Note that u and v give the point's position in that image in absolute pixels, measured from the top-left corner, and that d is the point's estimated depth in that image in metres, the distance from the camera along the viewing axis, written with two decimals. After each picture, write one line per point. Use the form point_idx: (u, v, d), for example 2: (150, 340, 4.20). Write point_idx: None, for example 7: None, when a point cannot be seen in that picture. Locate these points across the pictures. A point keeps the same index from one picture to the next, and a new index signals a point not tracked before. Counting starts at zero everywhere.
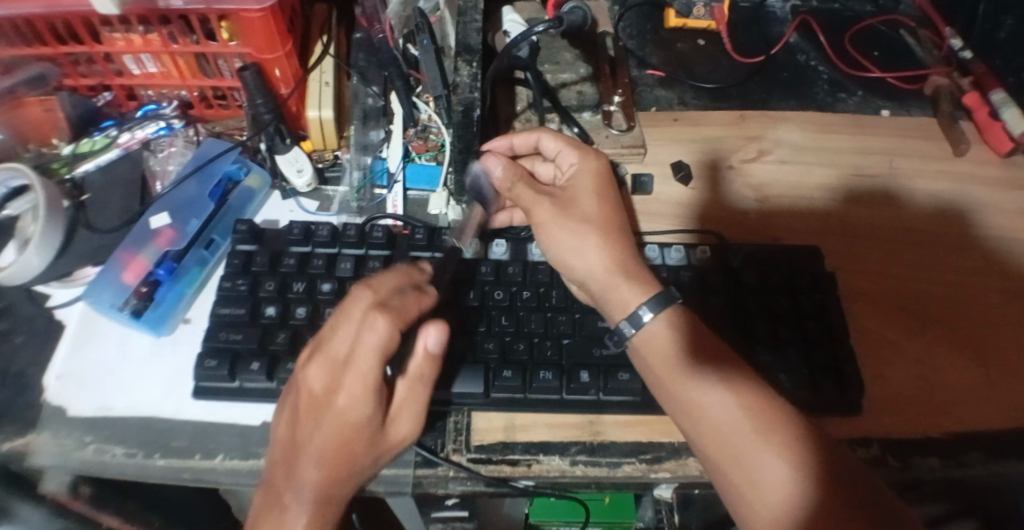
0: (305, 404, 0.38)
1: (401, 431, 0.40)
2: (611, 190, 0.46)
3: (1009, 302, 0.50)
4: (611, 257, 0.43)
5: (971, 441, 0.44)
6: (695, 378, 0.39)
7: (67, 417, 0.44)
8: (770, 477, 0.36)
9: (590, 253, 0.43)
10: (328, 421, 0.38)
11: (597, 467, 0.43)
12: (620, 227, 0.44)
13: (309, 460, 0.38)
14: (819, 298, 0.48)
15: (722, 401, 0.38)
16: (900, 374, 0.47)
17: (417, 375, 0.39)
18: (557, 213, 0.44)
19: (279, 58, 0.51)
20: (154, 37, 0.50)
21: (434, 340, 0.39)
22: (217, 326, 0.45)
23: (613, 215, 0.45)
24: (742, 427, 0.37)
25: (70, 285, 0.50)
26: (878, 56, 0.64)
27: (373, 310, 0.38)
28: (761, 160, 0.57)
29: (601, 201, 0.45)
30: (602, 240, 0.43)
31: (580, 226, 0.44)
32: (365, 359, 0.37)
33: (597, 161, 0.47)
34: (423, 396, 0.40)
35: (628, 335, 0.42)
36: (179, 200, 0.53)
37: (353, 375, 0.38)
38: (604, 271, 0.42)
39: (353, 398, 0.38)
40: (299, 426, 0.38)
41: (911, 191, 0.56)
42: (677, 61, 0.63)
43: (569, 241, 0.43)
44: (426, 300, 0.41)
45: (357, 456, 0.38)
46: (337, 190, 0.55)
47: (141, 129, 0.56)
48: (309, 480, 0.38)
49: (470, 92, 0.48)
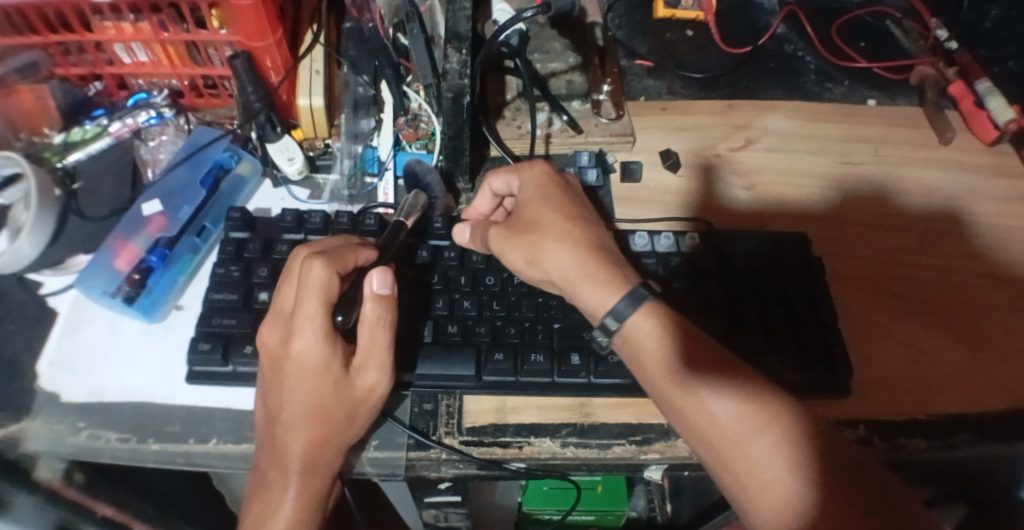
0: (270, 364, 0.41)
1: (368, 381, 0.40)
2: (563, 193, 0.45)
3: (995, 288, 0.51)
4: (570, 263, 0.42)
5: (958, 423, 0.45)
6: (688, 382, 0.38)
7: (60, 403, 0.45)
8: (768, 483, 0.35)
9: (548, 268, 0.43)
10: (299, 375, 0.40)
11: (587, 448, 0.43)
12: (578, 229, 0.43)
13: (293, 430, 0.40)
14: (807, 282, 0.49)
15: (717, 404, 0.37)
16: (889, 358, 0.48)
17: (372, 322, 0.40)
18: (504, 233, 0.44)
19: (269, 46, 0.52)
20: (144, 25, 0.50)
21: (380, 283, 0.40)
22: (210, 311, 0.45)
23: (567, 218, 0.44)
24: (740, 431, 0.37)
25: (63, 273, 0.50)
26: (864, 47, 0.65)
27: (311, 257, 0.40)
28: (748, 148, 0.57)
29: (547, 206, 0.44)
30: (558, 245, 0.42)
31: (534, 242, 0.43)
32: (309, 304, 0.39)
33: (534, 169, 0.46)
34: (384, 342, 0.40)
35: (604, 340, 0.42)
36: (170, 187, 0.53)
37: (303, 324, 0.39)
38: (566, 276, 0.42)
39: (307, 344, 0.39)
40: (278, 391, 0.40)
41: (897, 180, 0.56)
42: (666, 51, 0.64)
43: (523, 256, 0.43)
44: (365, 254, 0.43)
45: (331, 408, 0.40)
46: (328, 178, 0.55)
47: (132, 117, 0.55)
48: (297, 450, 0.40)
49: (460, 79, 0.47)
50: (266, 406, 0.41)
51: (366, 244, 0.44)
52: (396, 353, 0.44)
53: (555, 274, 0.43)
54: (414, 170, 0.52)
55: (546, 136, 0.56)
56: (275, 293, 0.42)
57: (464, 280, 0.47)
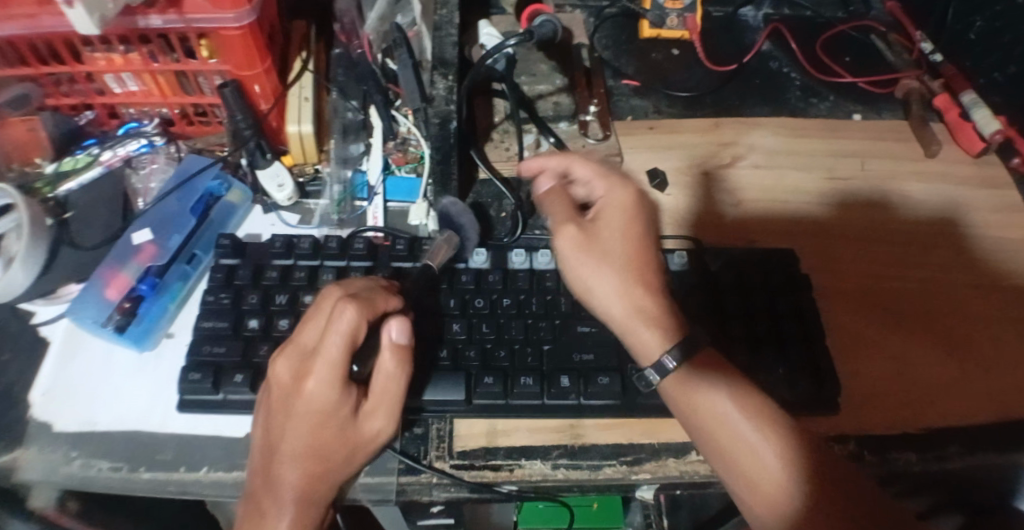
0: (278, 399, 0.40)
1: (375, 426, 0.41)
2: (644, 215, 0.43)
3: (982, 298, 0.51)
4: (637, 299, 0.40)
5: (949, 435, 0.45)
6: (696, 388, 0.39)
7: (52, 433, 0.44)
8: (777, 493, 0.35)
9: (611, 291, 0.41)
10: (306, 416, 0.39)
11: (579, 470, 0.43)
12: (652, 264, 0.42)
13: (286, 461, 0.39)
14: (794, 298, 0.49)
15: (733, 414, 0.37)
16: (877, 370, 0.48)
17: (388, 371, 0.40)
18: (584, 245, 0.42)
19: (258, 74, 0.52)
20: (134, 56, 0.51)
21: (398, 332, 0.40)
22: (201, 339, 0.45)
23: (638, 247, 0.42)
24: (756, 450, 0.37)
25: (55, 302, 0.50)
26: (849, 62, 0.66)
27: (345, 301, 0.40)
28: (735, 165, 0.58)
29: (632, 230, 0.42)
30: (633, 279, 0.41)
31: (606, 263, 0.41)
32: (333, 348, 0.39)
33: (631, 188, 0.44)
34: (398, 391, 0.41)
35: (655, 381, 0.40)
36: (161, 216, 0.54)
37: (320, 366, 0.39)
38: (626, 306, 0.40)
39: (322, 386, 0.39)
40: (277, 426, 0.40)
41: (884, 193, 0.57)
42: (652, 71, 0.64)
43: (593, 273, 0.41)
44: (392, 299, 0.42)
45: (331, 449, 0.40)
46: (317, 204, 0.56)
47: (122, 146, 0.57)
48: (290, 480, 0.39)
49: (447, 105, 0.48)
50: (262, 436, 0.41)
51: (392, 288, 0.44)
52: None
53: (617, 302, 0.41)
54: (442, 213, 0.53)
55: (533, 158, 0.57)
56: (296, 327, 0.42)
57: (453, 304, 0.47)
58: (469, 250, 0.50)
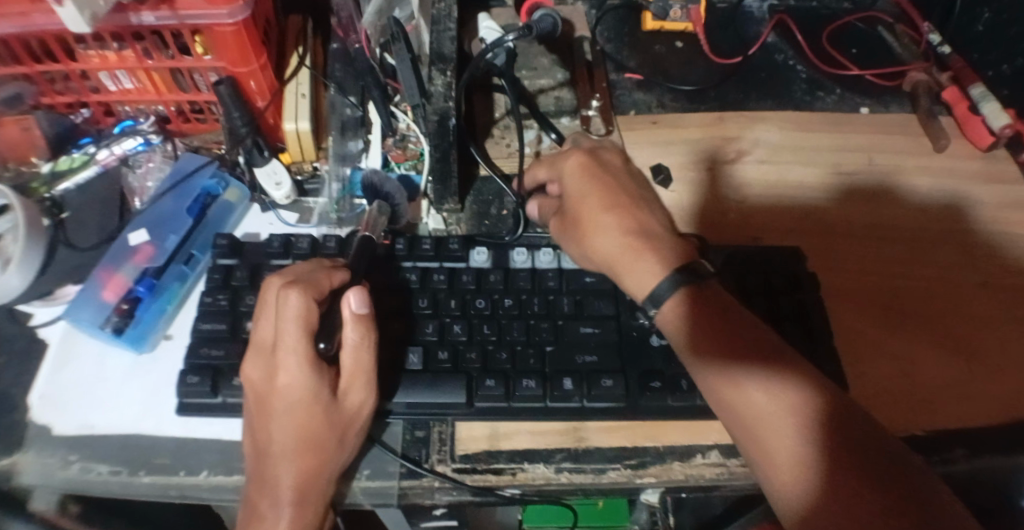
0: (256, 399, 0.41)
1: (356, 400, 0.41)
2: (599, 176, 0.48)
3: (990, 297, 0.51)
4: (616, 246, 0.45)
5: (956, 437, 0.44)
6: (723, 363, 0.39)
7: (50, 436, 0.44)
8: (788, 459, 0.35)
9: (598, 248, 0.45)
10: (286, 409, 0.40)
11: (582, 473, 0.43)
12: (619, 214, 0.46)
13: (280, 461, 0.39)
14: (799, 298, 0.48)
15: (753, 388, 0.38)
16: (881, 371, 0.47)
17: (354, 343, 0.40)
18: (562, 222, 0.48)
19: (253, 70, 0.52)
20: (128, 53, 0.50)
21: (357, 303, 0.40)
22: (198, 341, 0.45)
23: (606, 203, 0.46)
24: (772, 426, 0.37)
25: (52, 303, 0.50)
26: (855, 54, 0.65)
27: (287, 288, 0.40)
28: (740, 161, 0.57)
29: (594, 188, 0.47)
30: (604, 234, 0.45)
31: (582, 229, 0.46)
32: (291, 334, 0.39)
33: (580, 153, 0.49)
34: (370, 360, 0.41)
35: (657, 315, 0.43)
36: (156, 216, 0.53)
37: (286, 355, 0.39)
38: (614, 256, 0.45)
39: (292, 376, 0.39)
40: (265, 424, 0.40)
41: (893, 188, 0.56)
42: (654, 64, 0.63)
43: (577, 244, 0.47)
44: (339, 276, 0.43)
45: (322, 437, 0.40)
46: (317, 202, 0.55)
47: (118, 145, 0.56)
48: (286, 479, 0.39)
49: (445, 101, 0.46)
50: (253, 441, 0.41)
51: (338, 267, 0.44)
52: (386, 380, 0.44)
53: (604, 257, 0.45)
54: (371, 182, 0.52)
55: (534, 154, 0.56)
56: (254, 326, 0.42)
57: (454, 304, 0.46)
58: (469, 249, 0.49)
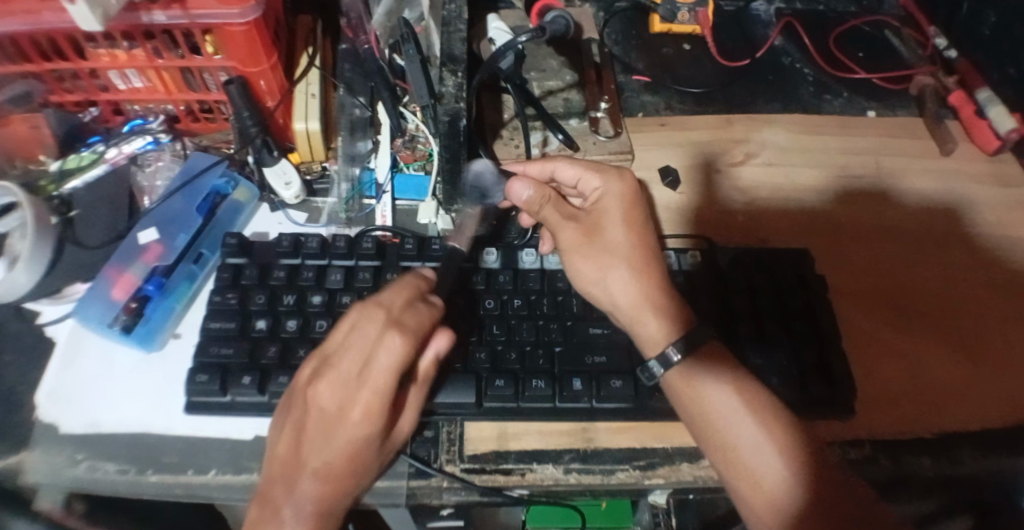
0: (319, 422, 0.38)
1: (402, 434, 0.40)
2: (641, 214, 0.44)
3: (999, 299, 0.51)
4: (634, 292, 0.41)
5: (962, 438, 0.44)
6: (702, 385, 0.39)
7: (57, 435, 0.44)
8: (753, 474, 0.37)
9: (614, 290, 0.42)
10: (333, 435, 0.37)
11: (591, 474, 0.43)
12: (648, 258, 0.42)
13: (310, 476, 0.38)
14: (809, 298, 0.48)
15: (727, 407, 0.38)
16: (890, 370, 0.47)
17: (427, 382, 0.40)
18: (580, 240, 0.44)
19: (264, 70, 0.52)
20: (138, 52, 0.50)
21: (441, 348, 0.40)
22: (207, 340, 0.45)
23: (642, 250, 0.43)
24: (742, 444, 0.38)
25: (60, 302, 0.50)
26: (862, 57, 0.65)
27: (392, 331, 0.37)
28: (747, 163, 0.57)
29: (632, 231, 0.43)
30: (625, 275, 0.42)
31: (603, 261, 0.43)
32: (385, 382, 0.36)
33: (621, 182, 0.44)
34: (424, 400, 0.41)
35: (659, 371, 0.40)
36: (166, 215, 0.53)
37: (369, 394, 0.36)
38: (629, 304, 0.42)
39: (365, 415, 0.36)
40: (306, 439, 0.38)
41: (901, 191, 0.56)
42: (662, 65, 0.64)
43: (592, 273, 0.43)
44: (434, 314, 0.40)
45: (365, 467, 0.38)
46: (326, 202, 0.55)
47: (128, 143, 0.56)
48: (308, 493, 0.38)
49: (456, 102, 0.48)
50: (284, 449, 0.39)
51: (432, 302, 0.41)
52: None
53: (617, 301, 0.42)
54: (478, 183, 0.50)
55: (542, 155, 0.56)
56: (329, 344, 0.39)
57: (463, 302, 0.47)
58: (479, 251, 0.50)
